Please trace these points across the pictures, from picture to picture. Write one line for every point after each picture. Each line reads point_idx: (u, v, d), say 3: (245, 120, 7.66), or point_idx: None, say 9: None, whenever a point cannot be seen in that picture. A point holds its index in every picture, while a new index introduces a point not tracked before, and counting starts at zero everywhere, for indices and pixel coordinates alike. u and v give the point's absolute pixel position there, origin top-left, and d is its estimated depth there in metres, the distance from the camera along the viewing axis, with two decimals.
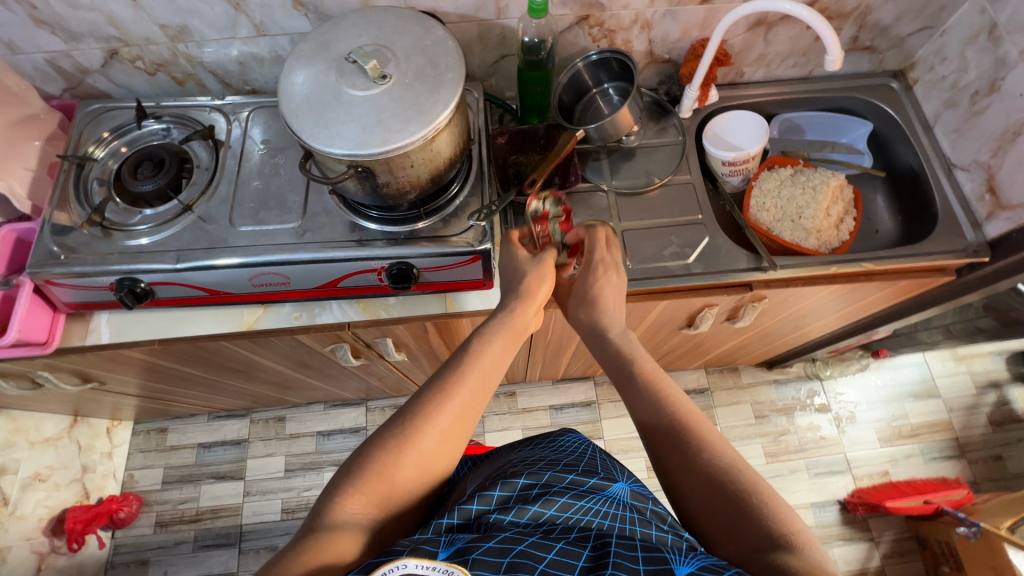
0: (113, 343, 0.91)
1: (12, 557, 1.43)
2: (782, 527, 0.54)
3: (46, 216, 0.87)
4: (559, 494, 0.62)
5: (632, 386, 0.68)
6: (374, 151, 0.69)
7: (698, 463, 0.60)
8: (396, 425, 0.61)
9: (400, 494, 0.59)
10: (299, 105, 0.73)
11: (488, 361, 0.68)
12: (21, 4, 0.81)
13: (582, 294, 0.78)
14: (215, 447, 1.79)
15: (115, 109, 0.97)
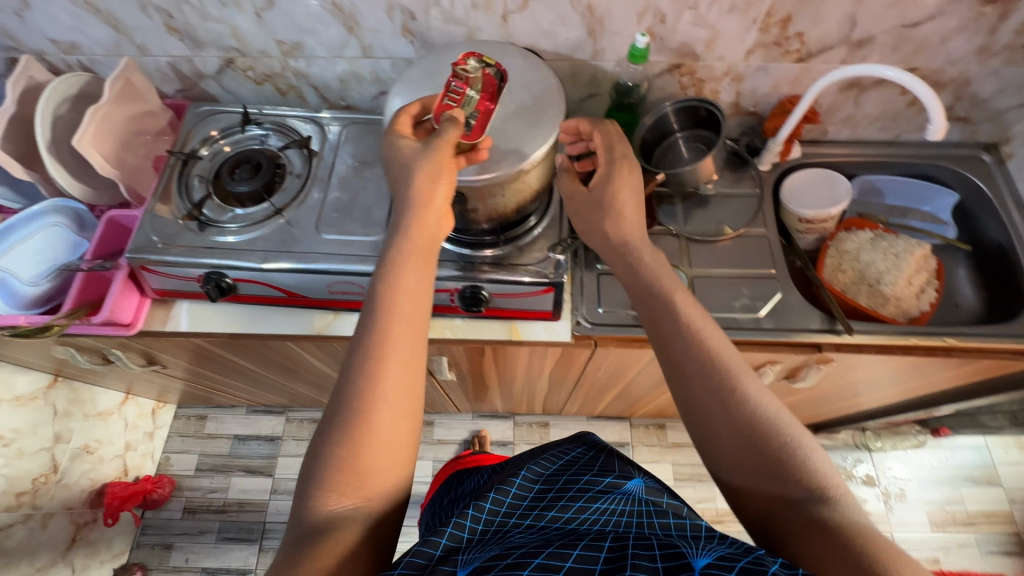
0: (190, 332, 0.95)
1: (53, 525, 1.46)
2: (817, 479, 0.54)
3: (149, 206, 0.92)
4: (571, 501, 0.66)
5: (667, 323, 0.66)
6: (473, 179, 0.73)
7: (739, 413, 0.58)
8: (338, 417, 0.57)
9: (376, 482, 0.56)
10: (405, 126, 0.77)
11: (405, 308, 0.63)
12: (159, 13, 0.87)
13: (595, 198, 0.77)
14: (249, 440, 1.82)
15: (222, 112, 1.03)
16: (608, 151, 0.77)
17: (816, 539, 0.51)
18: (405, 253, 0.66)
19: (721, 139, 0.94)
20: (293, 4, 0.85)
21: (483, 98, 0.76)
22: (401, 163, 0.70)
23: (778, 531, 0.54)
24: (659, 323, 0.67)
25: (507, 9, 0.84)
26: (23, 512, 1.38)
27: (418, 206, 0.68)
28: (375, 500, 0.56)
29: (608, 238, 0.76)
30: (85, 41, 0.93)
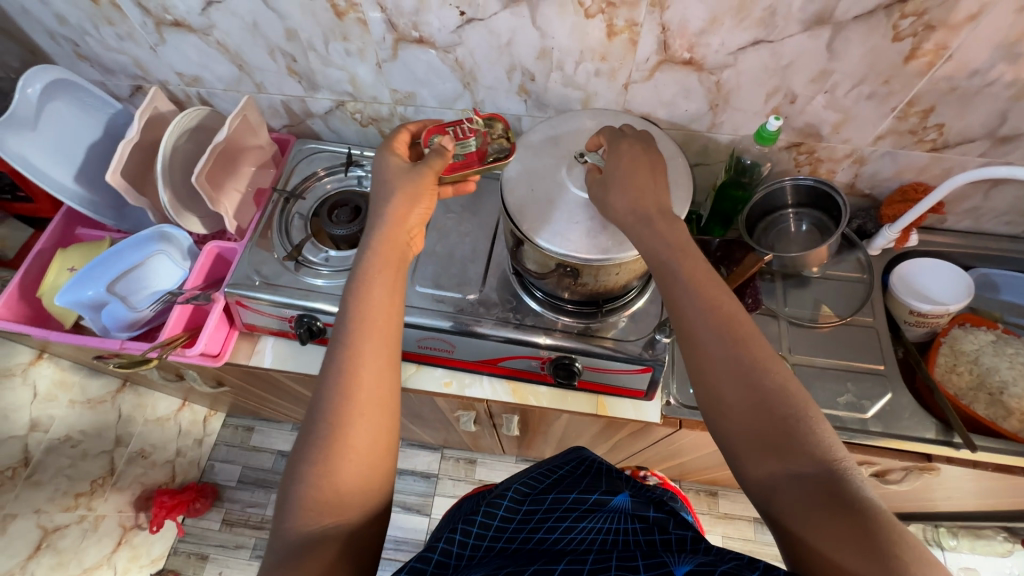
0: (273, 368, 0.94)
1: (102, 527, 1.45)
2: (829, 455, 0.50)
3: (249, 240, 0.93)
4: (559, 521, 0.58)
5: (683, 291, 0.61)
6: (593, 257, 0.69)
7: (756, 385, 0.54)
8: (314, 432, 0.55)
9: (355, 489, 0.54)
10: (521, 192, 0.74)
11: (380, 303, 0.63)
12: (284, 56, 0.89)
13: (610, 178, 0.69)
14: None
15: (325, 151, 1.05)
16: (612, 134, 0.73)
17: (831, 518, 0.47)
18: (376, 268, 0.65)
19: (839, 229, 0.88)
20: (416, 57, 0.85)
21: (476, 152, 0.77)
22: (385, 180, 0.71)
23: (784, 510, 0.50)
24: (676, 291, 0.61)
25: (631, 78, 0.82)
26: (79, 513, 1.40)
27: (386, 215, 0.68)
28: (351, 512, 0.53)
29: (618, 214, 0.67)
30: (208, 76, 0.96)
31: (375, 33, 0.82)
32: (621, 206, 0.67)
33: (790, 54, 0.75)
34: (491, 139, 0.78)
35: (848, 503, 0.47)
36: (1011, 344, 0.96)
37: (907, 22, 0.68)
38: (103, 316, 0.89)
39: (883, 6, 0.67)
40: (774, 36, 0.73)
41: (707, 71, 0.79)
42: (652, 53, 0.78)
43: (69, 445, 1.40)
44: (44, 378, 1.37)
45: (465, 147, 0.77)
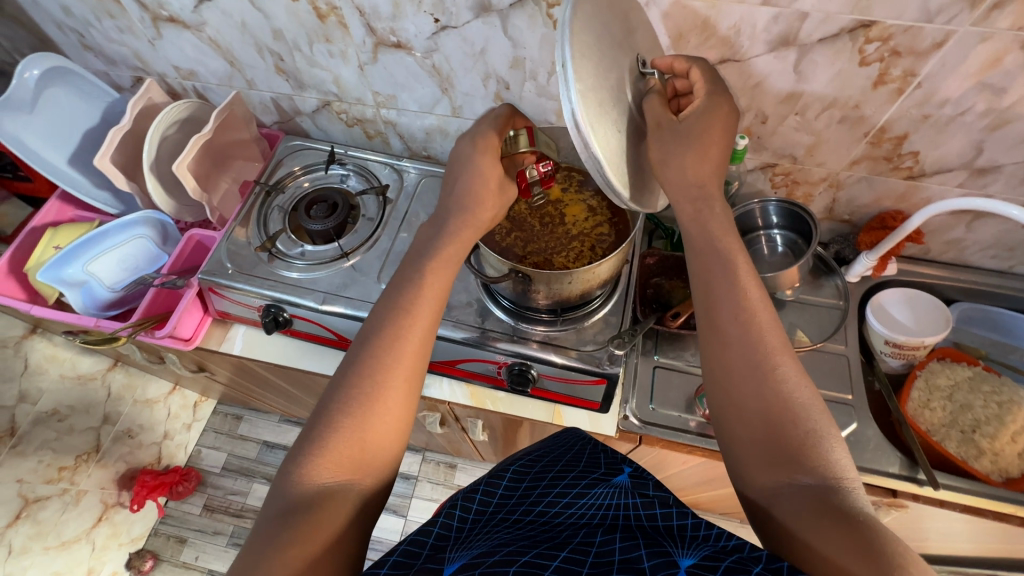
0: (241, 355, 0.97)
1: (84, 502, 1.47)
2: (837, 470, 0.49)
3: (229, 229, 0.96)
4: (559, 497, 0.58)
5: (722, 282, 0.58)
6: (620, 194, 0.59)
7: (778, 390, 0.52)
8: (345, 388, 0.56)
9: (376, 457, 0.54)
10: (591, 46, 0.57)
11: (432, 284, 0.64)
12: (272, 55, 0.92)
13: (683, 129, 0.61)
14: (277, 448, 1.65)
15: (311, 148, 1.08)
16: (710, 84, 0.63)
17: (830, 526, 0.45)
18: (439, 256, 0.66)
19: (810, 250, 0.87)
20: (395, 61, 0.88)
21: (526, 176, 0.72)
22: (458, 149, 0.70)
23: (785, 513, 0.48)
24: (713, 280, 0.58)
25: None
26: (61, 486, 1.46)
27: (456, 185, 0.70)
28: (366, 477, 0.53)
29: (686, 179, 0.60)
30: (202, 71, 0.99)
31: (355, 36, 0.85)
32: (683, 170, 0.60)
33: (758, 74, 0.75)
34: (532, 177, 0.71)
35: (853, 516, 0.45)
36: (990, 381, 0.93)
37: (872, 47, 0.68)
38: (81, 293, 0.93)
39: (847, 30, 0.67)
40: (739, 55, 0.73)
41: None
42: None
43: (55, 418, 1.50)
44: (36, 351, 1.54)
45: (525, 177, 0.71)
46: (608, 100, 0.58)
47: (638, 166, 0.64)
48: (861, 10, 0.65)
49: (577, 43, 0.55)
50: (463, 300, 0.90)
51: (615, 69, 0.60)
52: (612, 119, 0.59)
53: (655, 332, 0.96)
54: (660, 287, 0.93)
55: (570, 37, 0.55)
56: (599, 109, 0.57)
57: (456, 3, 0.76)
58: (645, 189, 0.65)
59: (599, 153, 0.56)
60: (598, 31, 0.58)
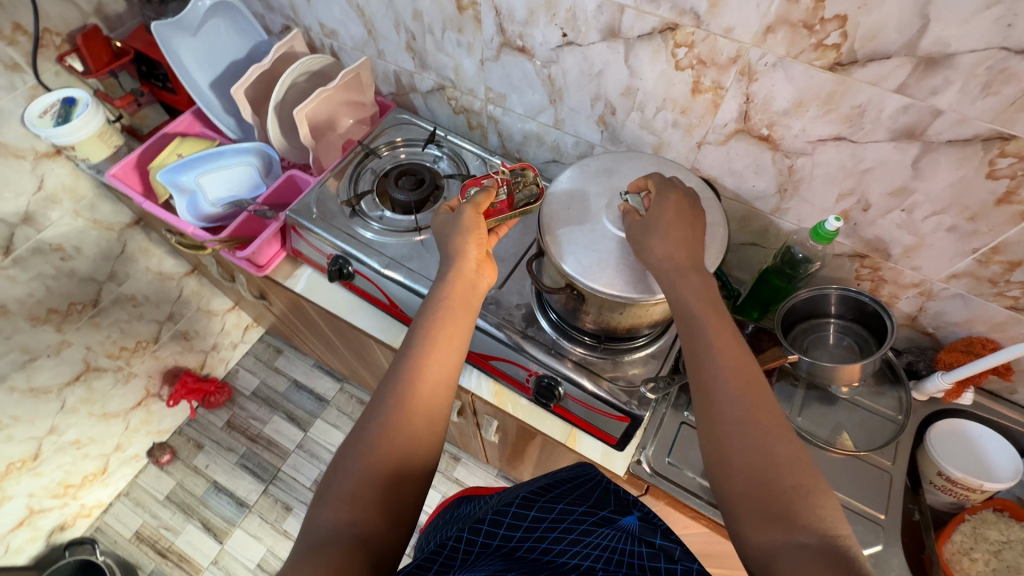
0: (300, 294, 1.04)
1: (132, 383, 1.63)
2: (830, 527, 0.49)
3: (324, 179, 1.04)
4: (564, 533, 0.58)
5: (706, 349, 0.60)
6: (599, 289, 0.71)
7: (765, 449, 0.53)
8: (363, 433, 0.61)
9: (390, 503, 0.59)
10: (560, 204, 0.79)
11: (454, 330, 0.69)
12: (407, 33, 0.99)
13: (648, 222, 0.70)
14: (303, 390, 1.82)
15: (416, 125, 1.14)
16: (663, 181, 0.73)
17: None
18: (450, 295, 0.71)
19: (881, 351, 0.82)
20: (514, 64, 0.92)
21: (506, 199, 0.84)
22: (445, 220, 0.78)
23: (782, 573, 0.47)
24: (698, 346, 0.61)
25: (705, 138, 0.83)
26: (117, 363, 1.58)
27: (464, 256, 0.74)
28: (374, 517, 0.57)
29: (654, 259, 0.67)
30: (342, 32, 1.08)
31: (486, 32, 0.90)
32: (654, 252, 0.67)
33: (871, 159, 0.73)
34: (520, 186, 0.85)
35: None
36: None
37: (1006, 161, 0.64)
38: (188, 202, 1.03)
39: (981, 137, 0.64)
40: (857, 137, 0.71)
41: (782, 153, 0.78)
42: (732, 119, 0.79)
43: (131, 303, 1.58)
44: (134, 242, 1.56)
45: (508, 193, 0.83)
46: (578, 229, 0.76)
47: (628, 264, 0.72)
48: (1002, 121, 0.61)
49: (549, 205, 0.79)
50: (512, 300, 0.92)
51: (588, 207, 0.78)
52: (584, 238, 0.75)
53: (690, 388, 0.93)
54: None
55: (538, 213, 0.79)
56: (567, 241, 0.75)
57: (588, 22, 0.78)
58: (636, 278, 0.72)
59: (570, 267, 0.72)
60: (572, 196, 0.79)
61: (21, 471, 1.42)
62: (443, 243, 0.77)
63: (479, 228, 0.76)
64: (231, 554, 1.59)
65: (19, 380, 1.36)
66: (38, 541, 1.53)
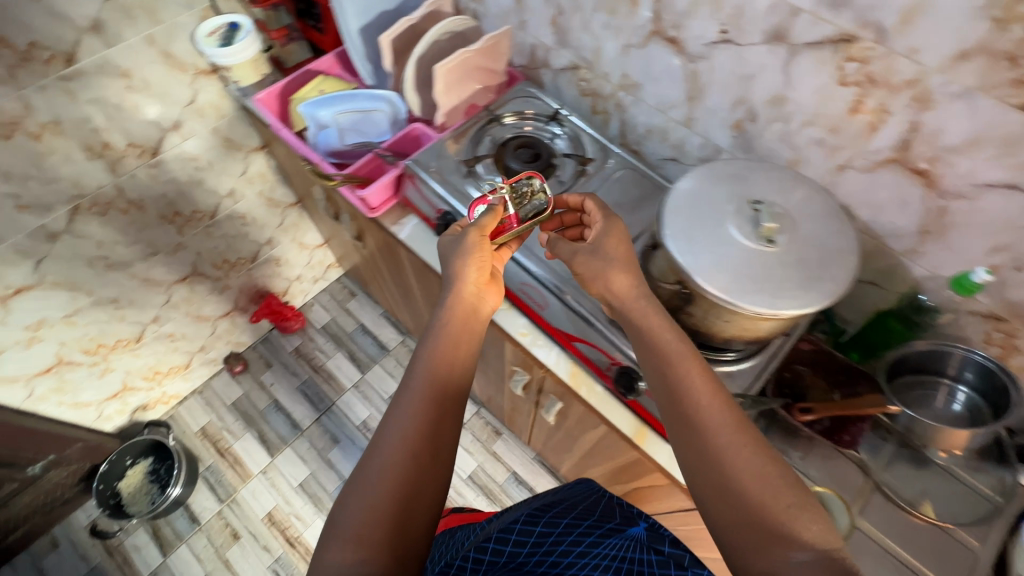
0: (403, 241, 1.08)
1: (225, 294, 1.77)
2: (822, 539, 0.50)
3: (446, 137, 1.08)
4: (572, 545, 0.56)
5: (681, 386, 0.61)
6: (713, 292, 0.68)
7: (749, 478, 0.54)
8: (366, 463, 0.62)
9: (395, 536, 0.57)
10: (685, 197, 0.76)
11: (452, 339, 0.72)
12: (555, 8, 1.00)
13: (597, 246, 0.75)
14: (367, 335, 2.04)
15: (539, 100, 1.15)
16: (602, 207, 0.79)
17: None
18: (450, 310, 0.74)
19: (999, 425, 0.76)
20: (659, 55, 0.91)
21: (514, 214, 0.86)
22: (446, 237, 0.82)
23: None
24: (675, 385, 0.62)
25: (849, 163, 0.79)
26: (219, 274, 1.70)
27: (463, 274, 0.77)
28: (384, 555, 0.56)
29: (620, 293, 0.71)
30: None
31: (639, 18, 0.89)
32: (609, 280, 0.72)
33: None
34: (524, 198, 0.88)
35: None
36: None
37: None
38: (320, 135, 1.10)
39: None
40: None
41: (936, 192, 0.73)
42: (885, 148, 0.74)
43: (240, 221, 1.62)
44: (255, 164, 1.53)
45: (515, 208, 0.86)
46: (700, 227, 0.73)
47: (743, 272, 0.69)
48: None
49: (672, 198, 0.77)
50: (609, 288, 0.91)
51: (715, 206, 0.74)
52: (703, 237, 0.72)
53: (771, 415, 0.88)
54: (798, 376, 0.90)
55: (660, 203, 0.77)
56: (686, 236, 0.72)
57: (753, 22, 0.76)
58: (742, 284, 0.69)
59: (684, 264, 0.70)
60: (699, 192, 0.76)
61: (124, 350, 1.61)
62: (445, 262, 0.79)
63: (483, 249, 0.78)
64: (280, 469, 1.82)
65: (140, 269, 1.46)
66: (125, 415, 1.80)
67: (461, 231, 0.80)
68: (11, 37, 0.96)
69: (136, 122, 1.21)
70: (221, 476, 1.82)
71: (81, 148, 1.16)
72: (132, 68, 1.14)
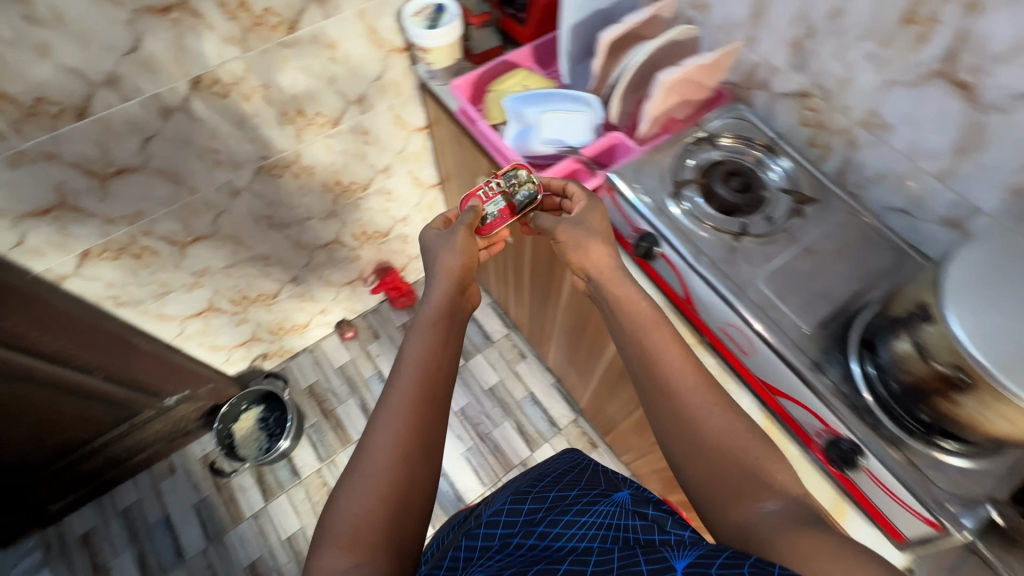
0: (588, 254, 1.05)
1: (355, 263, 1.81)
2: (783, 488, 0.63)
3: (648, 153, 1.02)
4: (555, 521, 0.69)
5: (649, 375, 0.76)
6: (1011, 388, 0.59)
7: (711, 438, 0.68)
8: (355, 469, 0.70)
9: (399, 507, 0.67)
10: (973, 267, 0.67)
11: (438, 328, 0.83)
12: (805, 29, 0.91)
13: (581, 222, 0.91)
14: (474, 322, 2.10)
15: (751, 123, 1.06)
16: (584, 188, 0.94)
17: (800, 526, 0.57)
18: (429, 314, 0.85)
19: None
20: (933, 98, 0.81)
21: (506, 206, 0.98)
22: (433, 245, 0.95)
23: (758, 526, 0.60)
24: (651, 365, 0.76)
25: None
26: (356, 244, 1.73)
27: (453, 270, 0.91)
28: (378, 556, 0.64)
29: (615, 291, 0.86)
30: (718, 8, 1.03)
31: (923, 53, 0.79)
32: (594, 255, 0.89)
33: None
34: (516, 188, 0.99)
35: (812, 524, 0.57)
36: None
37: None
38: (517, 134, 1.06)
39: None
40: None
41: None
42: None
43: (386, 197, 1.64)
44: (415, 144, 1.54)
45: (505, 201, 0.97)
46: (994, 307, 0.63)
47: None
48: None
49: (957, 266, 0.67)
50: (831, 347, 0.84)
51: (1013, 285, 0.65)
52: (1002, 321, 0.62)
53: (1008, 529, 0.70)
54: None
55: (941, 269, 0.68)
56: (979, 314, 0.63)
57: None
58: None
59: (974, 347, 0.61)
60: (991, 264, 0.67)
61: (262, 304, 1.68)
62: (433, 260, 0.93)
63: (467, 249, 0.93)
64: None
65: (294, 231, 1.51)
66: (247, 361, 1.87)
67: (452, 230, 0.95)
68: (252, 2, 0.97)
69: (328, 93, 1.22)
70: (323, 436, 1.88)
71: (279, 113, 1.18)
72: (339, 40, 1.14)
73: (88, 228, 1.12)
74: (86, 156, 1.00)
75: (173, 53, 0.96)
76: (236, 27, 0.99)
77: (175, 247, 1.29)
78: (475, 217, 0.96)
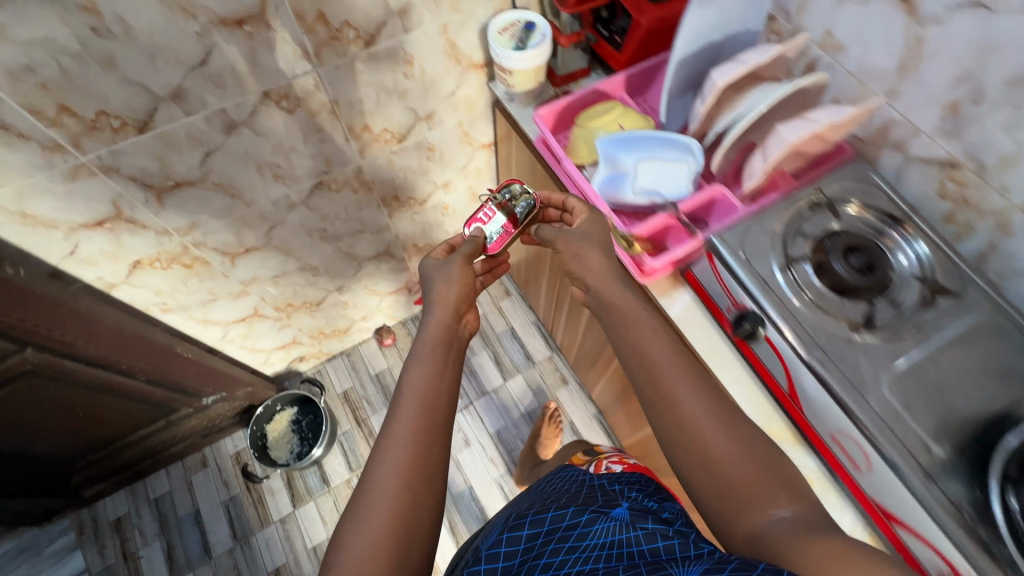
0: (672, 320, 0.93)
1: (402, 274, 1.73)
2: (788, 496, 0.60)
3: (755, 215, 0.90)
4: (559, 544, 0.65)
5: (650, 391, 0.72)
6: None
7: (713, 445, 0.65)
8: (355, 508, 0.66)
9: (400, 554, 0.63)
10: None
11: (431, 351, 0.80)
12: (968, 92, 0.77)
13: (584, 232, 0.87)
14: (516, 340, 2.03)
15: (879, 187, 0.92)
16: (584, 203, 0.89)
17: (812, 534, 0.54)
18: (425, 344, 0.82)
19: None
20: None
21: (512, 219, 1.00)
22: (431, 271, 0.92)
23: (768, 536, 0.57)
24: (659, 378, 0.71)
25: None
26: (405, 256, 1.66)
27: (451, 290, 0.88)
28: None
29: (615, 298, 0.80)
30: (854, 53, 0.90)
31: None
32: (598, 256, 0.84)
33: None
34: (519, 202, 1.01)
35: (823, 531, 0.55)
36: None
37: None
38: (605, 178, 0.94)
39: None
40: None
41: None
42: None
43: (442, 213, 1.55)
44: (479, 162, 1.44)
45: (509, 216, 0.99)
46: None
47: None
48: None
49: None
50: (970, 475, 0.71)
51: None
52: None
53: None
54: None
55: None
56: None
57: None
58: None
59: None
60: None
61: (305, 311, 1.62)
62: (429, 292, 0.89)
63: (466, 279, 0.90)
64: None
65: (346, 243, 1.44)
66: (284, 362, 1.83)
67: (448, 259, 0.92)
68: (330, 15, 0.88)
69: (397, 109, 1.13)
70: (354, 445, 1.84)
71: (344, 129, 1.10)
72: (416, 55, 1.04)
73: (140, 239, 1.06)
74: (145, 170, 0.94)
75: (242, 67, 0.87)
76: (310, 40, 0.90)
77: (225, 258, 1.23)
78: (475, 246, 0.93)
